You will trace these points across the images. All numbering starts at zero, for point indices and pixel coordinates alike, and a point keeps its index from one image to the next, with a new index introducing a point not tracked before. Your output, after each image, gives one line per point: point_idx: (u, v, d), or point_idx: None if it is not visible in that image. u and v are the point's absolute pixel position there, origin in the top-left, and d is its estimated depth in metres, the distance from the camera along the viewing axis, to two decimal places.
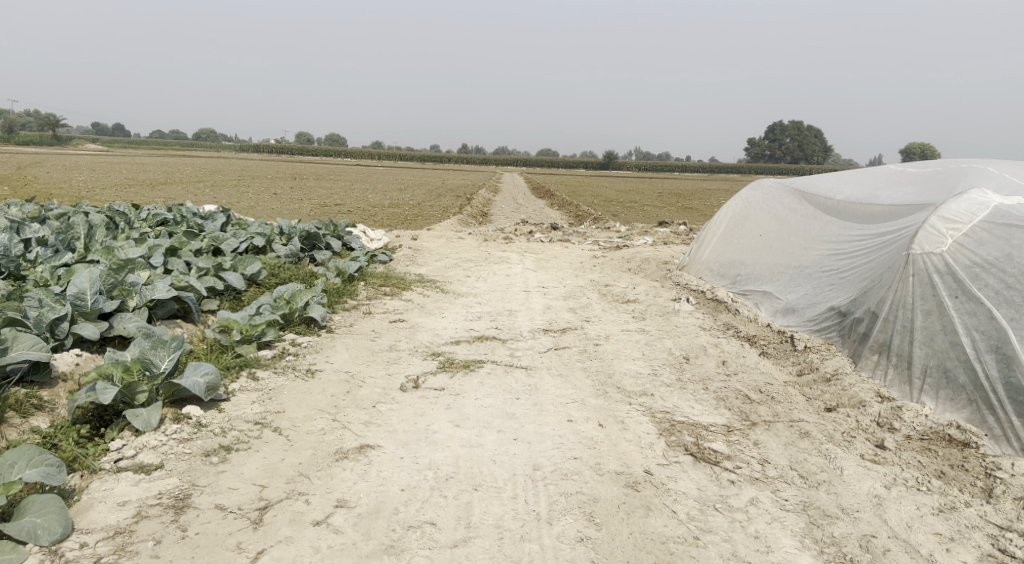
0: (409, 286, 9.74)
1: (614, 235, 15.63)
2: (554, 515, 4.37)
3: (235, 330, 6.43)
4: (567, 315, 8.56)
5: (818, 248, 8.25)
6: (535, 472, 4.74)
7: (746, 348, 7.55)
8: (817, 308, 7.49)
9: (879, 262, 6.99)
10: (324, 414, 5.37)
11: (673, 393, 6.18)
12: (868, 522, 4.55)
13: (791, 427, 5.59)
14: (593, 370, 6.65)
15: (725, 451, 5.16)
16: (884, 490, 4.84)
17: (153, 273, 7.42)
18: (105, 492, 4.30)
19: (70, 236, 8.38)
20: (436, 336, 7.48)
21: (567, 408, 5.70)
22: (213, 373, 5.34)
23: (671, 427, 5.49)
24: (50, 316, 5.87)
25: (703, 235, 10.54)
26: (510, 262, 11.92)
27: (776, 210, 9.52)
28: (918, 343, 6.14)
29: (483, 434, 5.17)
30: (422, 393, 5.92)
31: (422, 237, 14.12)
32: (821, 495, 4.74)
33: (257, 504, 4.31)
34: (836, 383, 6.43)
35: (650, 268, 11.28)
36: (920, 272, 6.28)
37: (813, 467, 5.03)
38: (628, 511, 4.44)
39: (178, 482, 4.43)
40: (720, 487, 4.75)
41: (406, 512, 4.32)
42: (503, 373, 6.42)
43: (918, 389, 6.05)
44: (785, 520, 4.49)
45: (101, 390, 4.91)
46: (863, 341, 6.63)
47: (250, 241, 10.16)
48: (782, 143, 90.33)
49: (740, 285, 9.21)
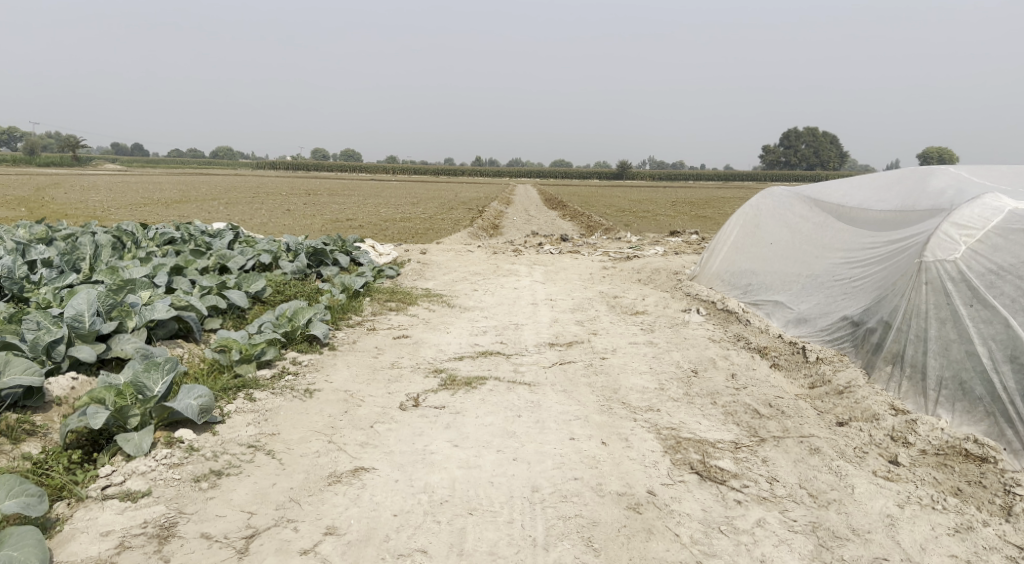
0: (415, 301, 9.64)
1: (625, 245, 15.48)
2: (552, 541, 4.22)
3: (234, 350, 6.30)
4: (575, 328, 8.41)
5: (831, 256, 8.06)
6: (533, 494, 4.59)
7: (757, 360, 7.36)
8: (830, 318, 7.30)
9: (893, 270, 6.80)
10: (320, 436, 5.25)
11: (680, 409, 6.01)
12: (879, 544, 4.36)
13: (802, 443, 5.41)
14: (599, 385, 6.49)
15: (732, 469, 4.99)
16: (897, 510, 4.65)
17: (156, 293, 7.34)
18: (89, 522, 4.21)
19: (76, 256, 8.33)
20: (439, 352, 7.35)
21: (569, 426, 5.55)
22: (208, 396, 5.24)
23: (676, 444, 5.32)
24: (46, 339, 5.79)
25: (713, 244, 10.37)
26: (519, 275, 11.80)
27: (787, 217, 9.35)
28: (932, 354, 5.94)
29: (482, 454, 5.03)
30: (422, 411, 5.79)
31: (432, 250, 14.06)
32: (831, 515, 4.56)
33: (244, 532, 4.20)
34: (848, 396, 6.23)
35: (661, 279, 11.13)
36: (933, 279, 6.10)
37: (823, 485, 4.85)
38: (628, 535, 4.28)
39: (164, 510, 4.33)
40: (726, 507, 4.57)
41: (396, 539, 4.18)
42: (505, 390, 6.28)
43: (932, 401, 5.84)
44: (793, 543, 4.31)
45: (93, 414, 4.81)
46: (877, 352, 6.43)
47: (256, 259, 10.09)
48: (797, 149, 89.77)
49: (751, 294, 9.02)
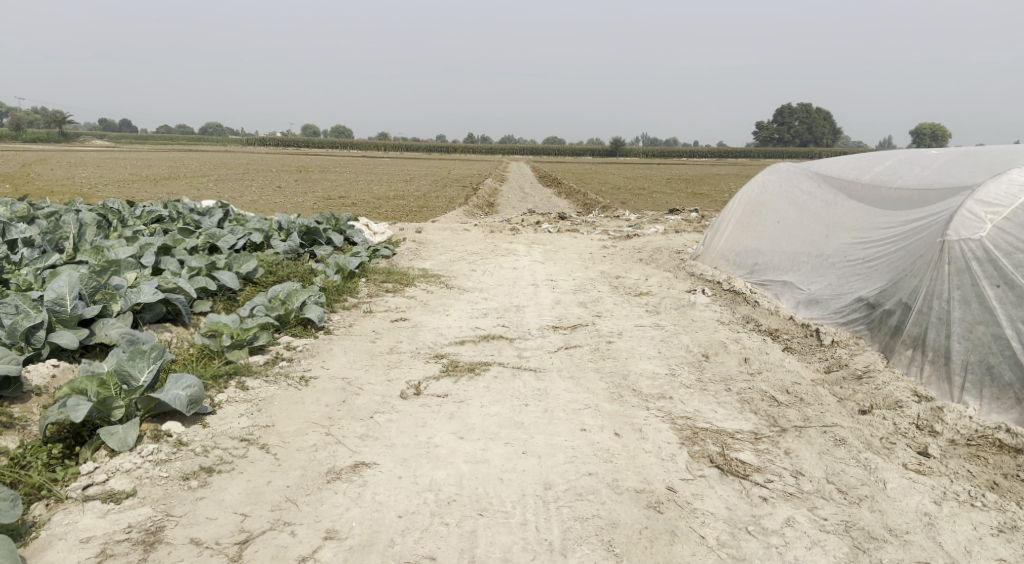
0: (412, 282, 9.31)
1: (624, 223, 15.14)
2: (569, 545, 3.94)
3: (225, 335, 5.99)
4: (578, 310, 8.10)
5: (841, 235, 7.76)
6: (546, 491, 4.31)
7: (770, 343, 7.08)
8: (843, 300, 7.01)
9: (910, 250, 6.49)
10: (317, 428, 4.94)
11: (694, 396, 5.72)
12: (920, 547, 4.11)
13: (825, 433, 5.13)
14: (607, 371, 6.20)
15: (754, 463, 4.71)
16: (934, 507, 4.40)
17: (142, 274, 7.01)
18: (68, 527, 3.90)
19: (59, 236, 7.93)
20: (439, 337, 7.03)
21: (580, 415, 5.25)
22: (196, 386, 4.91)
23: (693, 435, 5.02)
24: (25, 324, 5.46)
25: (717, 222, 10.04)
26: (517, 254, 11.45)
27: (793, 194, 9.01)
28: (956, 337, 5.67)
29: (489, 448, 4.73)
30: (424, 400, 5.48)
31: (427, 229, 13.68)
32: (864, 514, 4.31)
33: (237, 537, 3.90)
34: (868, 382, 5.96)
35: (663, 258, 10.81)
36: (956, 260, 5.81)
37: (853, 481, 4.59)
38: (651, 538, 4.01)
39: (150, 513, 4.03)
40: (752, 505, 4.31)
41: (402, 544, 3.89)
42: (510, 376, 5.98)
43: (958, 387, 5.57)
44: (826, 545, 4.06)
45: (73, 406, 4.47)
46: (895, 335, 6.16)
47: (247, 238, 9.74)
48: (792, 125, 89.23)
49: (758, 274, 8.72)
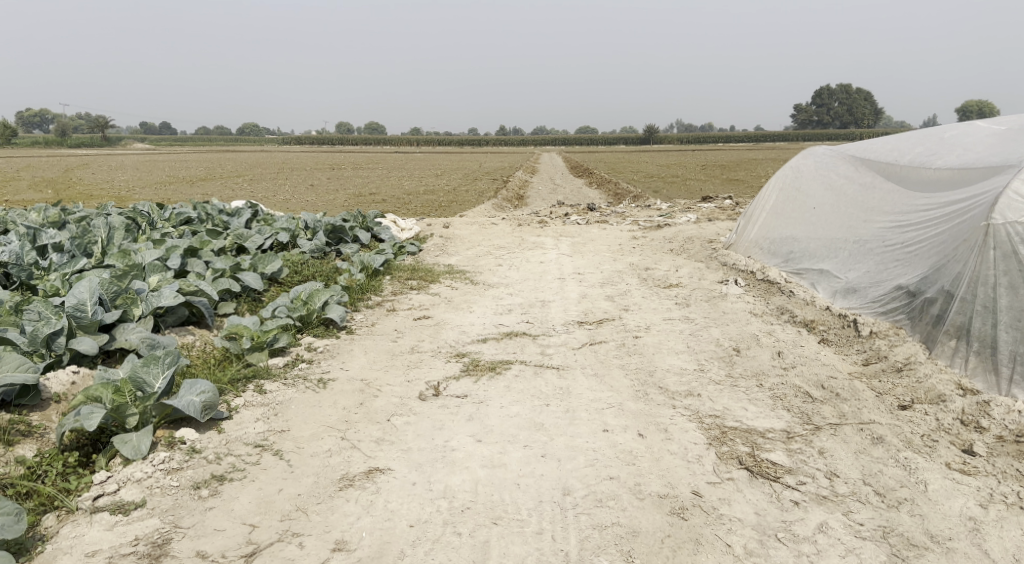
0: (437, 278, 9.18)
1: (656, 213, 14.85)
2: (586, 556, 3.78)
3: (244, 337, 5.90)
4: (604, 304, 7.89)
5: (880, 220, 7.42)
6: (564, 498, 4.15)
7: (804, 335, 6.81)
8: (882, 288, 6.70)
9: (953, 234, 6.17)
10: (333, 432, 4.83)
11: (724, 393, 5.49)
12: (964, 555, 3.87)
13: (862, 431, 4.88)
14: (633, 367, 6.00)
15: (786, 464, 4.49)
16: (979, 511, 4.15)
17: (166, 277, 6.98)
18: (75, 541, 3.85)
19: (87, 240, 7.93)
20: (462, 335, 6.89)
21: (602, 415, 5.06)
22: (211, 392, 4.82)
23: (721, 435, 4.80)
24: (45, 331, 5.43)
25: (751, 210, 9.73)
26: (545, 247, 11.26)
27: (829, 178, 8.67)
28: (1004, 326, 5.37)
29: (507, 451, 4.57)
30: (443, 402, 5.34)
31: (455, 223, 13.56)
32: (904, 519, 4.07)
33: (244, 550, 3.82)
34: (908, 374, 5.67)
35: (694, 248, 10.54)
36: (1002, 244, 5.50)
37: (891, 482, 4.34)
38: (674, 548, 3.84)
39: (158, 524, 3.96)
40: (782, 510, 4.10)
41: (413, 556, 3.78)
42: (532, 375, 5.80)
43: (1007, 380, 5.29)
44: (861, 553, 3.85)
45: (87, 414, 4.40)
46: (937, 325, 5.85)
47: (274, 238, 9.70)
48: (831, 107, 87.37)
49: (793, 263, 8.41)
